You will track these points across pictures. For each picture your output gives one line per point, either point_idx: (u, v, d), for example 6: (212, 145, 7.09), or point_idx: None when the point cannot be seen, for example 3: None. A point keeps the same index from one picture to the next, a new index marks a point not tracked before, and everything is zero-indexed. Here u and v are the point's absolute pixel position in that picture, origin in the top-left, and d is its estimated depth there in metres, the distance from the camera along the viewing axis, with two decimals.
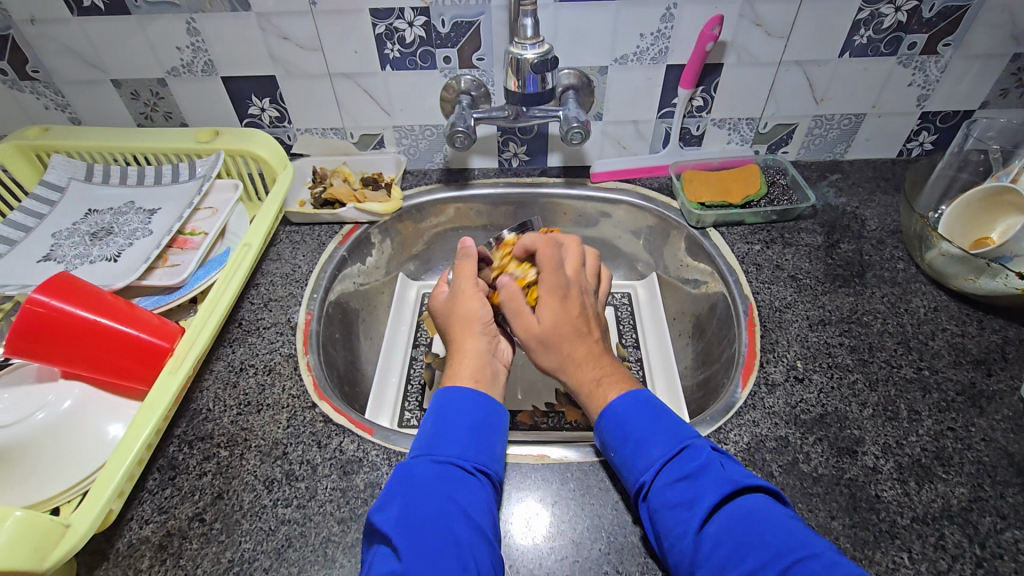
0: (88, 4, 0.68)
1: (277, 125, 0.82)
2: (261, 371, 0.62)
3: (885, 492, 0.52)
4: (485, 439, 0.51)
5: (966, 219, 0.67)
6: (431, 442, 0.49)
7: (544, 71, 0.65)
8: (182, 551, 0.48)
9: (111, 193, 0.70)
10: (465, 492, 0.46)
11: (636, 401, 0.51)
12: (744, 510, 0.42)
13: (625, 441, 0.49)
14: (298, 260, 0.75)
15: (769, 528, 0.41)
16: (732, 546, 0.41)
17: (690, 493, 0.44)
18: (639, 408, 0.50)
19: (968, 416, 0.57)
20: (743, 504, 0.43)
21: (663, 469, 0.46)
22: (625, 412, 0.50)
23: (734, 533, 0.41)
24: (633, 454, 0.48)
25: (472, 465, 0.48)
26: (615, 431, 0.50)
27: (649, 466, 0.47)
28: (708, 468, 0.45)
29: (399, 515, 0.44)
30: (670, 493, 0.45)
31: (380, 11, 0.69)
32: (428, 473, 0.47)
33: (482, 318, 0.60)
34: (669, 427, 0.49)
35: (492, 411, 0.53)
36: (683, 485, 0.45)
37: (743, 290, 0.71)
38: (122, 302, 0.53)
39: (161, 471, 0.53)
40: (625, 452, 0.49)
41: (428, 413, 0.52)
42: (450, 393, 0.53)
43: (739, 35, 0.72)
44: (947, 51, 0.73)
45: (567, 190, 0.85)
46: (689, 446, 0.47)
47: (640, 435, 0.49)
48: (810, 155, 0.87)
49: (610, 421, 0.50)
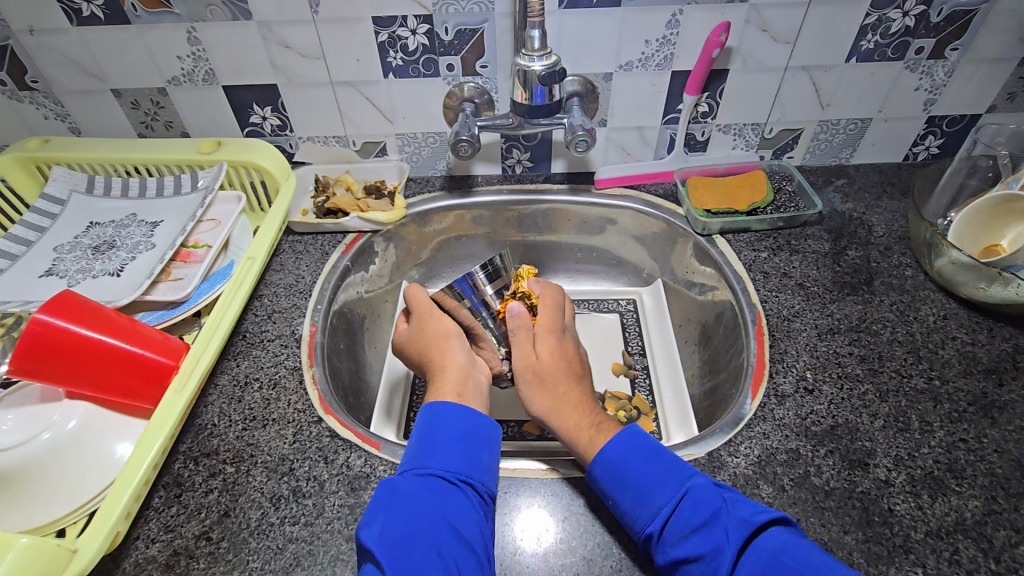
0: (88, 13, 0.68)
1: (278, 134, 0.82)
2: (266, 385, 0.61)
3: (898, 506, 0.51)
4: (470, 450, 0.51)
5: (974, 226, 0.67)
6: (415, 457, 0.50)
7: (552, 83, 0.64)
8: (190, 571, 0.48)
9: (112, 205, 0.70)
10: (450, 506, 0.46)
11: (626, 442, 0.51)
12: (768, 552, 0.43)
13: (627, 485, 0.49)
14: (301, 270, 0.74)
15: (799, 560, 0.42)
16: None
17: (711, 541, 0.44)
18: (636, 451, 0.50)
19: (980, 427, 0.56)
20: (772, 540, 0.43)
21: (673, 516, 0.46)
22: (623, 457, 0.50)
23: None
24: (641, 497, 0.48)
25: (457, 477, 0.49)
26: (615, 474, 0.50)
27: (656, 515, 0.47)
28: (718, 508, 0.45)
29: (381, 533, 0.44)
30: (689, 543, 0.45)
31: (383, 19, 0.69)
32: (411, 487, 0.47)
33: (454, 331, 0.63)
34: (671, 465, 0.49)
35: (476, 422, 0.53)
36: (700, 534, 0.45)
37: (751, 299, 0.70)
38: (124, 318, 0.53)
39: (167, 488, 0.53)
40: (627, 496, 0.49)
41: (414, 429, 0.53)
42: (436, 406, 0.54)
43: (746, 40, 0.71)
44: (955, 55, 0.72)
45: (572, 196, 0.85)
46: (694, 489, 0.47)
47: (641, 482, 0.48)
48: (815, 159, 0.87)
49: (610, 461, 0.50)
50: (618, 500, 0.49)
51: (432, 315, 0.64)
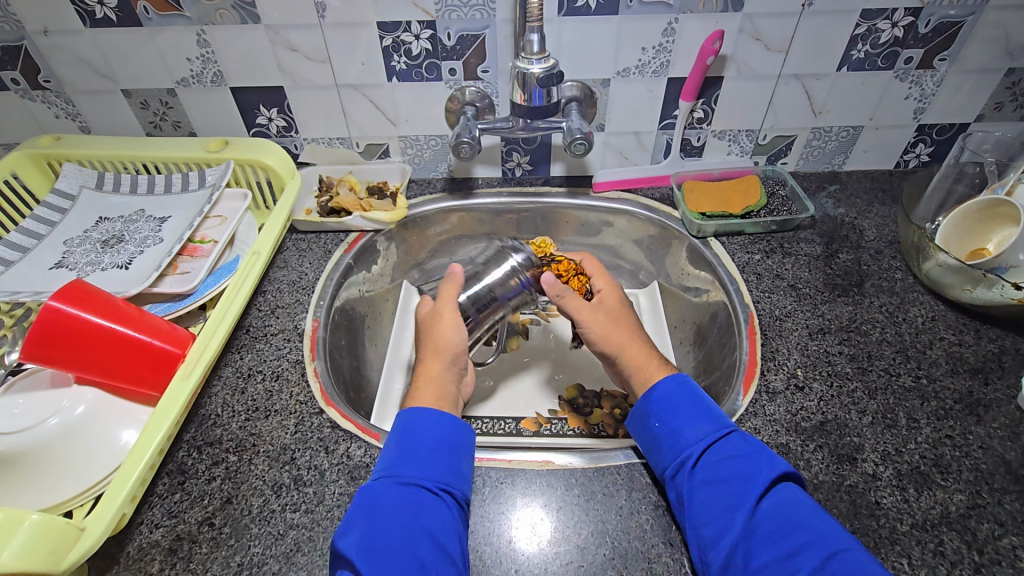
0: (101, 15, 0.70)
1: (284, 135, 0.84)
2: (269, 377, 0.63)
3: (885, 499, 0.53)
4: (447, 459, 0.52)
5: (961, 230, 0.69)
6: (394, 464, 0.51)
7: (550, 85, 0.66)
8: (192, 555, 0.49)
9: (121, 201, 0.71)
10: (431, 515, 0.47)
11: (674, 385, 0.57)
12: (792, 495, 0.48)
13: (676, 415, 0.55)
14: (304, 267, 0.76)
15: (812, 513, 0.46)
16: (780, 522, 0.46)
17: (745, 470, 0.49)
18: (688, 391, 0.57)
19: (966, 424, 0.58)
20: (787, 490, 0.48)
21: (714, 445, 0.52)
22: (676, 390, 0.57)
23: (783, 513, 0.47)
24: (682, 426, 0.54)
25: (436, 485, 0.50)
26: (666, 405, 0.56)
27: (699, 440, 0.52)
28: (755, 450, 0.51)
29: (363, 542, 0.45)
30: (723, 468, 0.50)
31: (387, 24, 0.71)
32: (391, 496, 0.48)
33: (447, 348, 0.63)
34: (713, 410, 0.55)
35: (453, 431, 0.54)
36: (738, 462, 0.50)
37: (744, 299, 0.72)
38: (133, 308, 0.54)
39: (171, 475, 0.54)
40: (672, 423, 0.54)
41: (392, 436, 0.54)
42: (414, 412, 0.55)
43: (739, 48, 0.74)
44: (943, 65, 0.75)
45: (570, 200, 0.86)
46: (736, 432, 0.53)
47: (683, 416, 0.54)
48: (808, 166, 0.89)
49: (660, 397, 0.56)
50: (659, 425, 0.55)
51: (432, 326, 0.64)
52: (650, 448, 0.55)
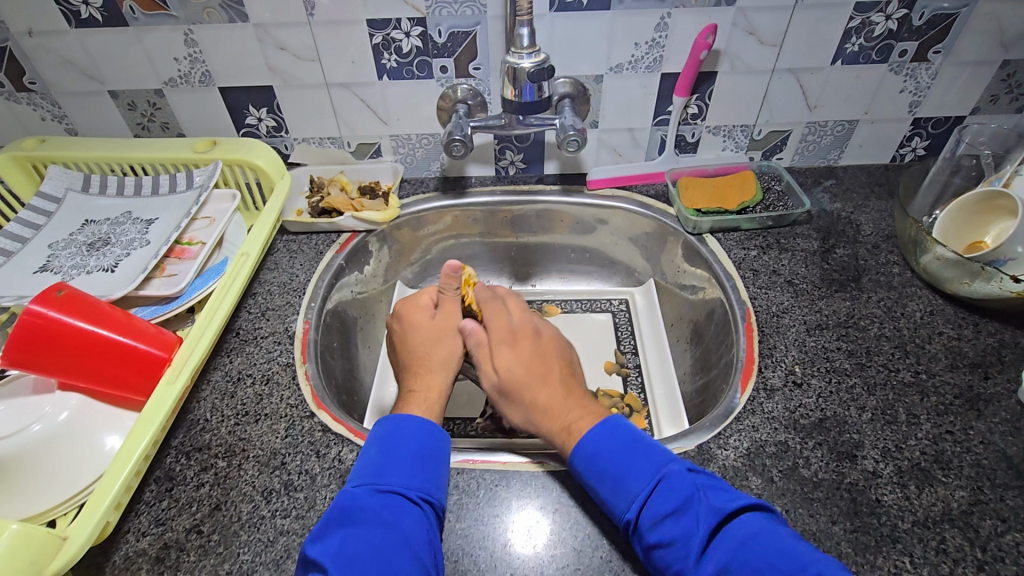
0: (86, 15, 0.69)
1: (274, 135, 0.83)
2: (259, 381, 0.62)
3: (886, 496, 0.52)
4: (426, 467, 0.51)
5: (958, 224, 0.68)
6: (375, 470, 0.50)
7: (541, 79, 0.65)
8: (180, 564, 0.48)
9: (108, 203, 0.70)
10: (410, 523, 0.46)
11: (603, 434, 0.51)
12: (738, 538, 0.43)
13: (604, 477, 0.49)
14: (295, 269, 0.75)
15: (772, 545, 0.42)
16: (739, 573, 0.41)
17: (682, 527, 0.44)
18: (618, 435, 0.51)
19: (966, 419, 0.57)
20: (736, 529, 0.44)
21: (645, 506, 0.46)
22: (600, 441, 0.51)
23: (741, 560, 0.42)
24: (614, 487, 0.48)
25: (417, 495, 0.49)
26: (591, 468, 0.50)
27: (631, 503, 0.47)
28: (689, 492, 0.46)
29: (338, 548, 0.44)
30: (664, 527, 0.45)
31: (377, 22, 0.70)
32: (371, 505, 0.47)
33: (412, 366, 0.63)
34: (642, 458, 0.49)
35: (435, 440, 0.53)
36: (672, 520, 0.45)
37: (741, 296, 0.71)
38: (118, 311, 0.53)
39: (158, 481, 0.53)
40: (612, 480, 0.49)
41: (372, 441, 0.53)
42: (399, 420, 0.54)
43: (733, 43, 0.73)
44: (938, 58, 0.74)
45: (565, 197, 0.86)
46: (667, 477, 0.47)
47: (617, 470, 0.49)
48: (804, 161, 0.88)
49: (587, 454, 0.51)
50: (600, 482, 0.49)
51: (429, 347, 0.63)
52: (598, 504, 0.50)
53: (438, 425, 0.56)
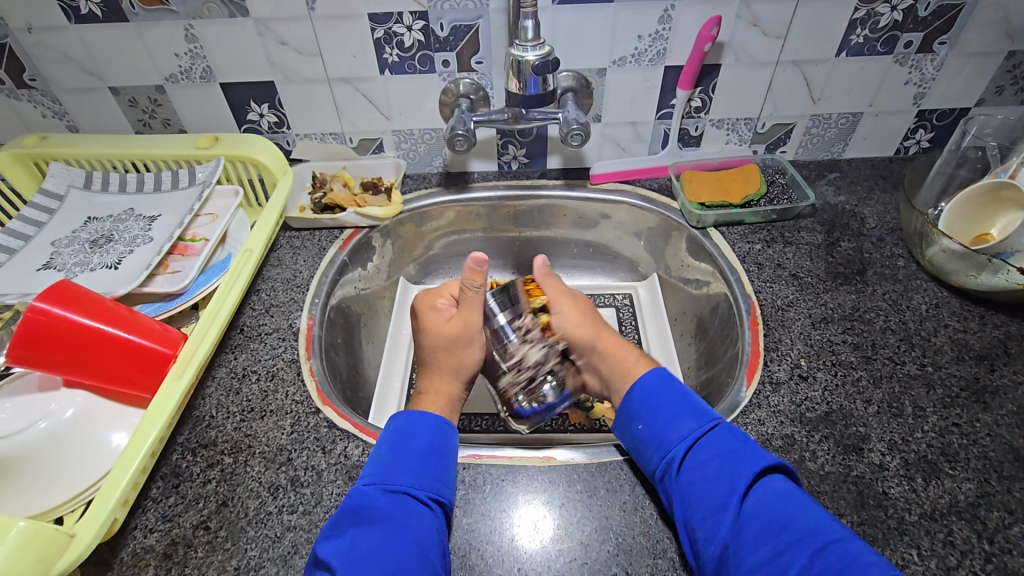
0: (86, 11, 0.68)
1: (276, 131, 0.82)
2: (264, 377, 0.61)
3: (893, 489, 0.52)
4: (434, 465, 0.51)
5: (965, 215, 0.68)
6: (383, 470, 0.50)
7: (545, 72, 0.65)
8: (187, 560, 0.48)
9: (110, 200, 0.70)
10: (418, 522, 0.47)
11: (657, 381, 0.57)
12: (778, 487, 0.48)
13: (658, 415, 0.54)
14: (299, 265, 0.75)
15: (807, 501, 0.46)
16: (767, 517, 0.46)
17: (728, 468, 0.49)
18: (668, 389, 0.56)
19: (972, 411, 0.57)
20: (773, 482, 0.48)
21: (697, 442, 0.51)
22: (656, 390, 0.56)
23: (772, 505, 0.46)
24: (664, 427, 0.53)
25: (426, 494, 0.49)
26: (645, 408, 0.55)
27: (681, 439, 0.52)
28: (739, 446, 0.50)
29: (348, 547, 0.44)
30: (708, 468, 0.49)
31: (379, 16, 0.69)
32: (381, 504, 0.47)
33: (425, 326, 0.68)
34: (697, 407, 0.54)
35: (444, 438, 0.54)
36: (723, 461, 0.50)
37: (746, 289, 0.71)
38: (122, 309, 0.53)
39: (164, 478, 0.53)
40: (655, 425, 0.54)
41: (385, 439, 0.53)
42: (411, 417, 0.55)
43: (737, 35, 0.72)
44: (943, 49, 0.74)
45: (568, 191, 0.85)
46: (718, 427, 0.52)
47: (670, 411, 0.54)
48: (808, 154, 0.88)
49: (640, 397, 0.56)
50: (644, 427, 0.54)
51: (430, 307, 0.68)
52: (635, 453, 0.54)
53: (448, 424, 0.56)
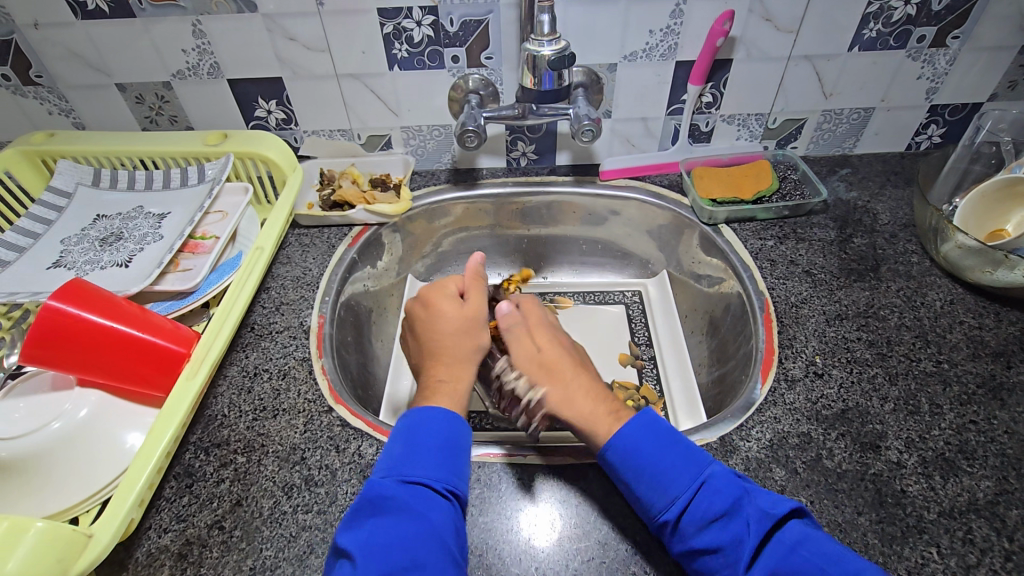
0: (92, 7, 0.68)
1: (283, 127, 0.82)
2: (276, 376, 0.61)
3: (910, 487, 0.51)
4: (451, 458, 0.50)
5: (980, 211, 0.67)
6: (400, 462, 0.48)
7: (562, 67, 0.64)
8: (203, 560, 0.48)
9: (119, 198, 0.70)
10: (437, 513, 0.46)
11: (639, 428, 0.50)
12: (789, 544, 0.43)
13: (642, 473, 0.48)
14: (308, 263, 0.74)
15: (824, 551, 0.42)
16: None
17: (731, 533, 0.44)
18: (647, 437, 0.50)
19: (989, 409, 0.57)
20: (784, 537, 0.43)
21: (689, 506, 0.46)
22: (636, 444, 0.49)
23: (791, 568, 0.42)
24: (650, 489, 0.47)
25: (444, 486, 0.48)
26: (628, 463, 0.49)
27: (671, 503, 0.46)
28: (735, 500, 0.45)
29: (369, 538, 0.44)
30: (707, 534, 0.44)
31: (388, 11, 0.69)
32: (400, 495, 0.46)
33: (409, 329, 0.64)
34: (683, 456, 0.48)
35: (462, 432, 0.52)
36: (723, 524, 0.44)
37: (759, 287, 0.70)
38: (135, 307, 0.53)
39: (178, 478, 0.53)
40: (642, 486, 0.48)
41: (399, 432, 0.51)
42: (427, 410, 0.53)
43: (749, 30, 0.72)
44: (956, 44, 0.73)
45: (577, 188, 0.85)
46: (710, 480, 0.46)
47: (654, 467, 0.48)
48: (819, 150, 0.87)
49: (621, 451, 0.49)
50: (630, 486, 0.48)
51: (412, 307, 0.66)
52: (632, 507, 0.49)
53: (460, 415, 0.54)
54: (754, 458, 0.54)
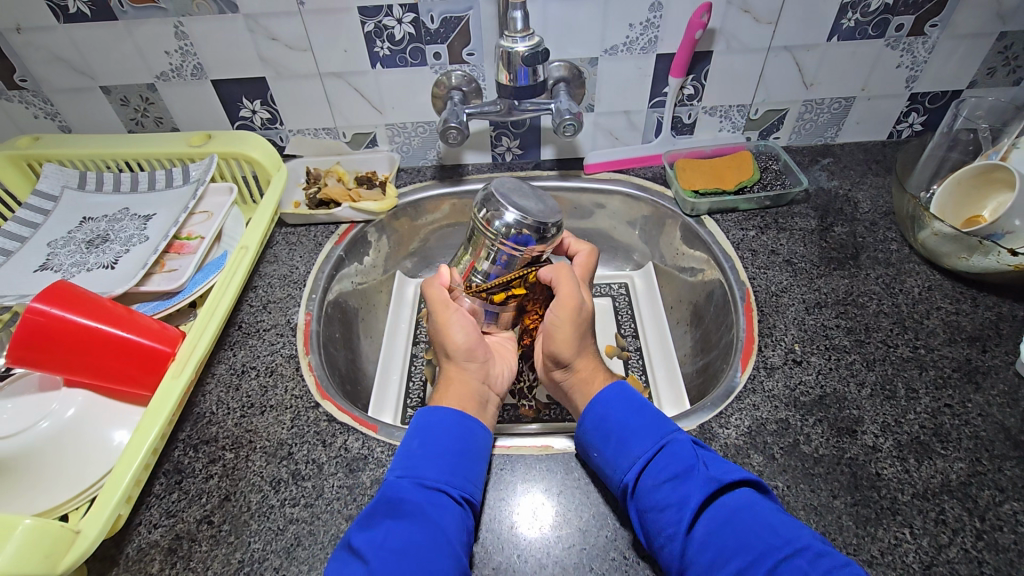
0: (74, 10, 0.68)
1: (268, 127, 0.82)
2: (263, 373, 0.62)
3: (885, 470, 0.52)
4: (466, 465, 0.51)
5: (956, 197, 0.68)
6: (418, 464, 0.49)
7: (536, 63, 0.65)
8: (192, 554, 0.49)
9: (105, 200, 0.70)
10: (451, 520, 0.46)
11: (614, 397, 0.54)
12: (730, 506, 0.44)
13: (609, 440, 0.52)
14: (295, 261, 0.75)
15: (760, 520, 0.43)
16: (719, 541, 0.42)
17: (679, 492, 0.46)
18: (621, 405, 0.53)
19: (964, 392, 0.58)
20: (730, 499, 0.45)
21: (647, 467, 0.48)
22: (608, 410, 0.53)
23: (725, 525, 0.43)
24: (615, 454, 0.50)
25: (458, 493, 0.49)
26: (597, 432, 0.52)
27: (632, 464, 0.49)
28: (690, 463, 0.47)
29: (383, 538, 0.44)
30: (658, 493, 0.46)
31: (368, 9, 0.69)
32: (415, 498, 0.47)
33: (460, 349, 0.60)
34: (651, 423, 0.51)
35: (475, 437, 0.53)
36: (672, 485, 0.46)
37: (740, 276, 0.71)
38: (122, 309, 0.54)
39: (167, 475, 0.54)
40: (608, 449, 0.51)
41: (411, 435, 0.52)
42: (439, 414, 0.53)
43: (728, 22, 0.72)
44: (934, 32, 0.73)
45: (562, 182, 0.86)
46: (670, 444, 0.49)
47: (621, 433, 0.51)
48: (801, 140, 0.88)
49: (592, 421, 0.53)
50: (599, 455, 0.52)
51: (438, 330, 0.61)
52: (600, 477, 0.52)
53: (474, 417, 0.55)
54: (733, 445, 0.55)
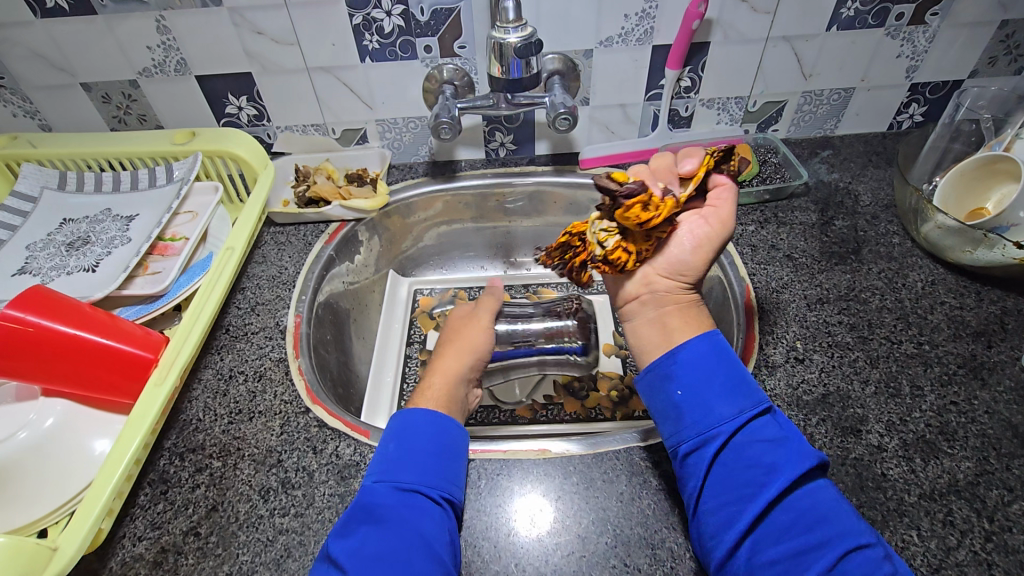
0: (51, 4, 0.66)
1: (255, 124, 0.80)
2: (252, 378, 0.60)
3: (891, 470, 0.51)
4: (445, 466, 0.49)
5: (959, 190, 0.67)
6: (392, 467, 0.48)
7: (528, 55, 0.63)
8: (179, 567, 0.47)
9: (86, 201, 0.68)
10: (430, 522, 0.45)
11: (718, 349, 0.51)
12: (814, 487, 0.44)
13: (704, 387, 0.48)
14: (284, 262, 0.73)
15: (841, 505, 0.43)
16: (799, 512, 0.42)
17: (775, 457, 0.44)
18: (725, 360, 0.50)
19: (970, 389, 0.56)
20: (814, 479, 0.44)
21: (743, 427, 0.46)
22: (713, 360, 0.50)
23: (804, 500, 0.43)
24: (710, 401, 0.48)
25: (437, 494, 0.47)
26: (695, 374, 0.49)
27: (728, 419, 0.47)
28: (789, 436, 0.46)
29: (359, 546, 0.42)
30: (751, 452, 0.45)
31: (356, 1, 0.67)
32: (390, 503, 0.45)
33: (472, 344, 0.62)
34: (748, 386, 0.49)
35: (453, 435, 0.51)
36: (766, 448, 0.45)
37: (739, 272, 0.70)
38: (103, 314, 0.52)
39: (153, 485, 0.52)
40: (700, 395, 0.48)
41: (389, 436, 0.51)
42: (417, 413, 0.52)
43: (725, 12, 0.71)
44: (935, 21, 0.72)
45: (557, 177, 0.84)
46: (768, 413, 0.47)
47: (719, 387, 0.48)
48: (799, 132, 0.86)
49: (691, 363, 0.50)
50: (682, 393, 0.49)
51: (461, 329, 0.65)
52: (665, 416, 0.50)
53: (455, 420, 0.53)
54: None
